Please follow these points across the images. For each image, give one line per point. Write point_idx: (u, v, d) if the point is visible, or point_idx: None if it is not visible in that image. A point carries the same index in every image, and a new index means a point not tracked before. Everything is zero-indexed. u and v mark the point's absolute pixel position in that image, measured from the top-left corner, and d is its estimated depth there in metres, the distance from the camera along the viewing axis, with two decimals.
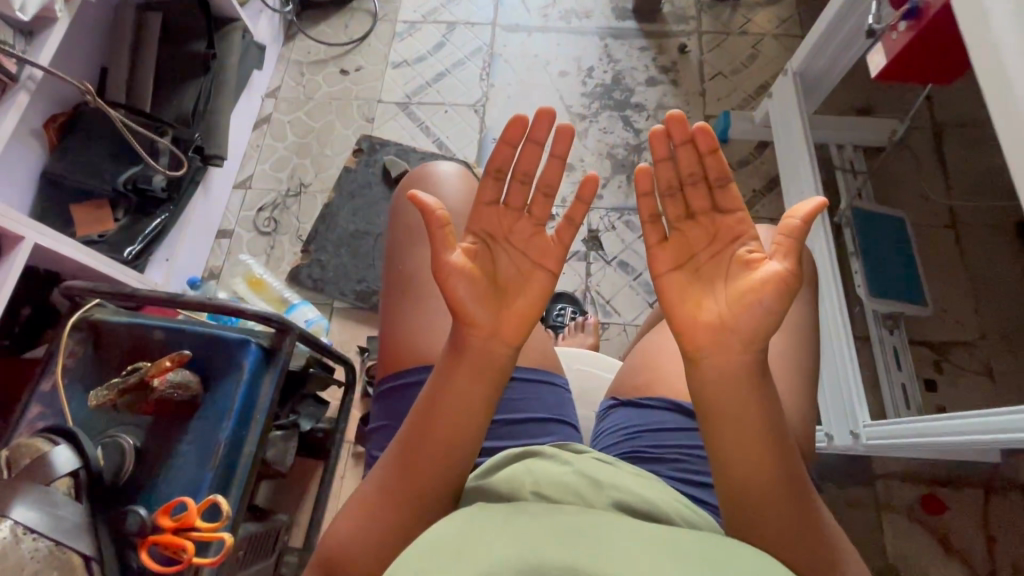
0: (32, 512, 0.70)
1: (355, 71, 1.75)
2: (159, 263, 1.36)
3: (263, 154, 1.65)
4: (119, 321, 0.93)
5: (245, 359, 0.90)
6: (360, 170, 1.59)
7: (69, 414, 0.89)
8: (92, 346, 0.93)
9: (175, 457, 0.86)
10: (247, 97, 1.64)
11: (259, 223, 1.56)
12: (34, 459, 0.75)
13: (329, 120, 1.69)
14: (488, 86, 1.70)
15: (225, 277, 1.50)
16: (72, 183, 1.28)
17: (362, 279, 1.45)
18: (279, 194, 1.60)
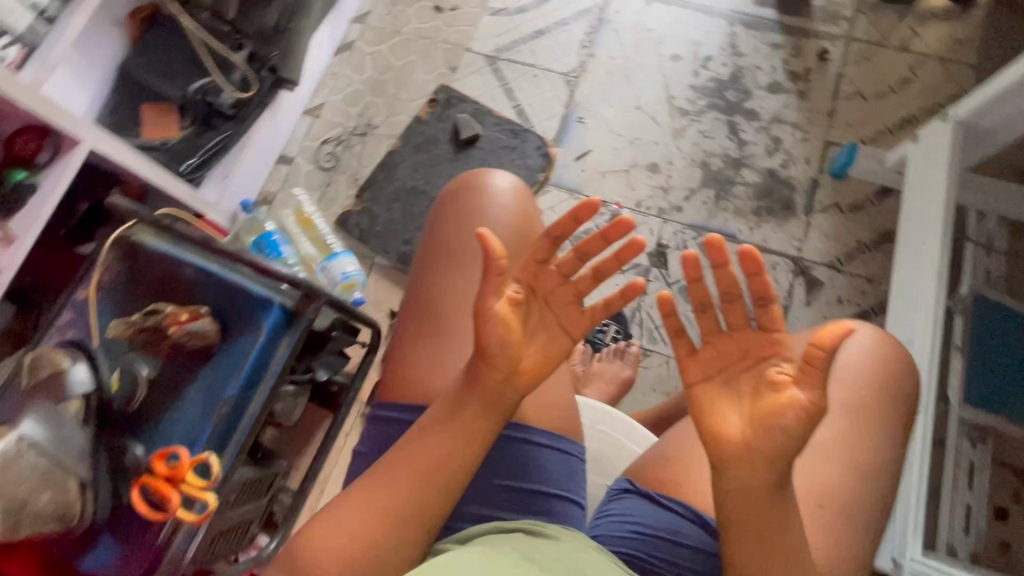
0: (38, 428, 0.72)
1: (450, 10, 1.61)
2: (216, 182, 1.35)
3: (338, 84, 1.58)
4: (155, 248, 0.91)
5: (267, 319, 0.88)
6: (432, 123, 1.49)
7: (95, 328, 0.89)
8: (128, 266, 0.92)
9: (183, 400, 0.86)
10: (334, 19, 1.55)
11: (321, 157, 1.52)
12: (53, 374, 0.76)
13: (412, 61, 1.58)
14: (588, 55, 1.53)
15: (279, 206, 1.48)
16: (145, 83, 1.25)
17: (407, 241, 1.40)
18: (346, 130, 1.54)
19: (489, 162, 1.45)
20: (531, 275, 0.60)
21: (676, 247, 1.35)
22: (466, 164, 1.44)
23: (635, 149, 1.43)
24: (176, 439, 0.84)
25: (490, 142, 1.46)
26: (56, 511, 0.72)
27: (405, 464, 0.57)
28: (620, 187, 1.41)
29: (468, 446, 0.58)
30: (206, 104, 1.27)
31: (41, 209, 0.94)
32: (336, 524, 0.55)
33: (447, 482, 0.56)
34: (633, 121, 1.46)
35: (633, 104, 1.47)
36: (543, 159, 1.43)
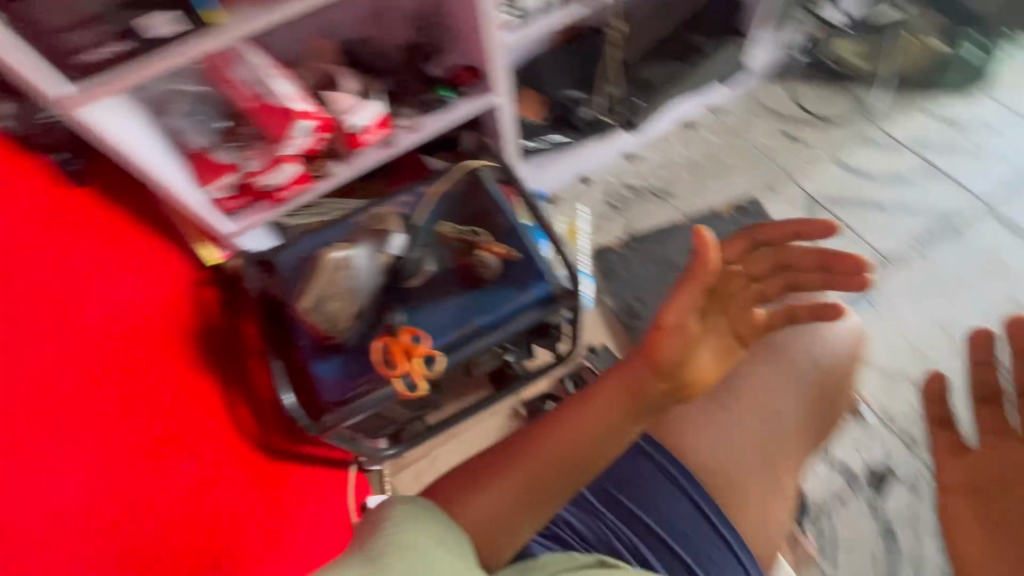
0: (358, 258, 0.97)
1: (799, 143, 1.66)
2: (532, 167, 1.57)
3: (663, 148, 1.72)
4: (490, 189, 1.10)
5: (534, 288, 1.00)
6: (724, 224, 1.56)
7: (416, 215, 1.08)
8: (465, 188, 1.11)
9: (440, 304, 0.99)
10: (696, 99, 1.69)
11: (613, 194, 1.66)
12: (383, 230, 1.01)
13: (737, 164, 1.65)
14: (917, 251, 1.46)
15: (558, 211, 1.65)
16: (538, 71, 1.50)
17: (641, 301, 1.46)
18: (646, 186, 1.67)
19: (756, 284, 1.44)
20: (726, 282, 0.70)
21: (901, 479, 1.24)
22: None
23: (913, 362, 1.32)
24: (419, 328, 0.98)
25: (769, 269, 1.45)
26: (330, 318, 0.94)
27: (543, 435, 0.64)
28: (878, 388, 1.31)
29: (604, 426, 0.63)
30: (568, 110, 1.51)
31: (441, 122, 1.19)
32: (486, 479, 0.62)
33: (578, 454, 0.63)
34: (926, 337, 1.35)
35: (936, 321, 1.37)
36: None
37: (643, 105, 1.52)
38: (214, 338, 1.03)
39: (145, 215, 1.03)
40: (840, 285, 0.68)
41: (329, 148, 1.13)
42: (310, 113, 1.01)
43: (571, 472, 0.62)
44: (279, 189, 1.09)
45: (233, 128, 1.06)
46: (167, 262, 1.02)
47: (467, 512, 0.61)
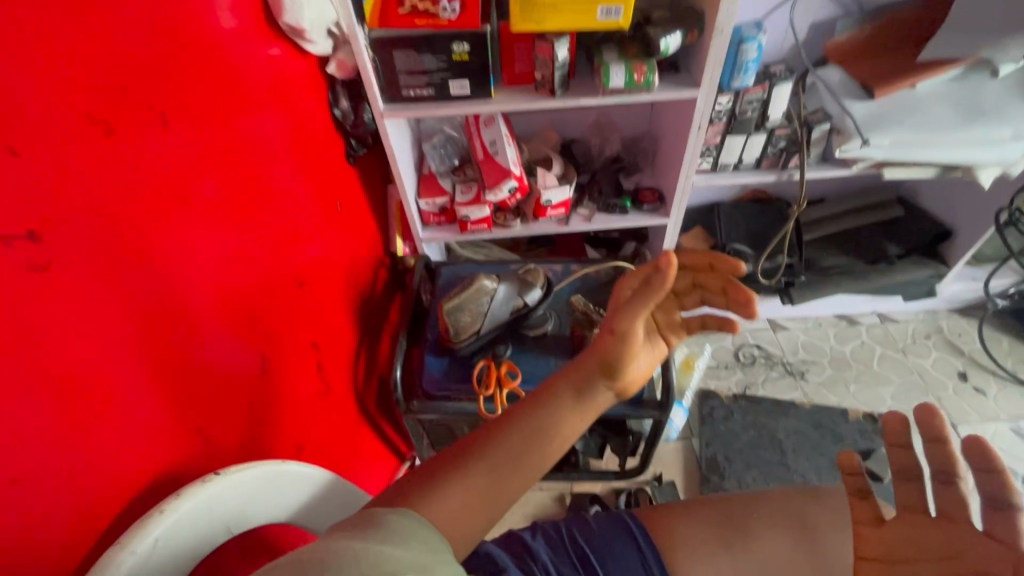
0: (500, 291, 1.12)
1: (973, 388, 1.52)
2: None
3: (813, 330, 1.69)
4: None
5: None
6: (853, 427, 1.45)
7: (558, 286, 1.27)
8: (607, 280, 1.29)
9: (543, 359, 1.13)
10: (867, 300, 1.67)
11: (742, 353, 1.65)
12: (528, 281, 1.15)
13: (891, 379, 1.55)
14: None
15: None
16: (717, 217, 1.66)
17: (729, 459, 1.41)
18: (780, 359, 1.63)
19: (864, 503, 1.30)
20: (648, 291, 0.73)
21: None
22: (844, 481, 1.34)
23: None
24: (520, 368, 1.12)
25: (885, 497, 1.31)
26: (455, 328, 1.09)
27: (500, 437, 0.64)
28: None
29: (557, 424, 0.65)
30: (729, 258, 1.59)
31: (612, 222, 1.37)
32: (454, 487, 0.60)
33: (536, 446, 0.64)
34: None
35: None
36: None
37: (803, 281, 1.57)
38: (369, 304, 1.29)
39: (374, 204, 1.35)
40: (732, 311, 0.69)
41: (518, 207, 1.39)
42: (518, 177, 1.28)
43: (528, 470, 0.64)
44: (468, 222, 1.34)
45: (460, 168, 1.38)
46: (370, 243, 1.33)
47: (433, 510, 0.58)
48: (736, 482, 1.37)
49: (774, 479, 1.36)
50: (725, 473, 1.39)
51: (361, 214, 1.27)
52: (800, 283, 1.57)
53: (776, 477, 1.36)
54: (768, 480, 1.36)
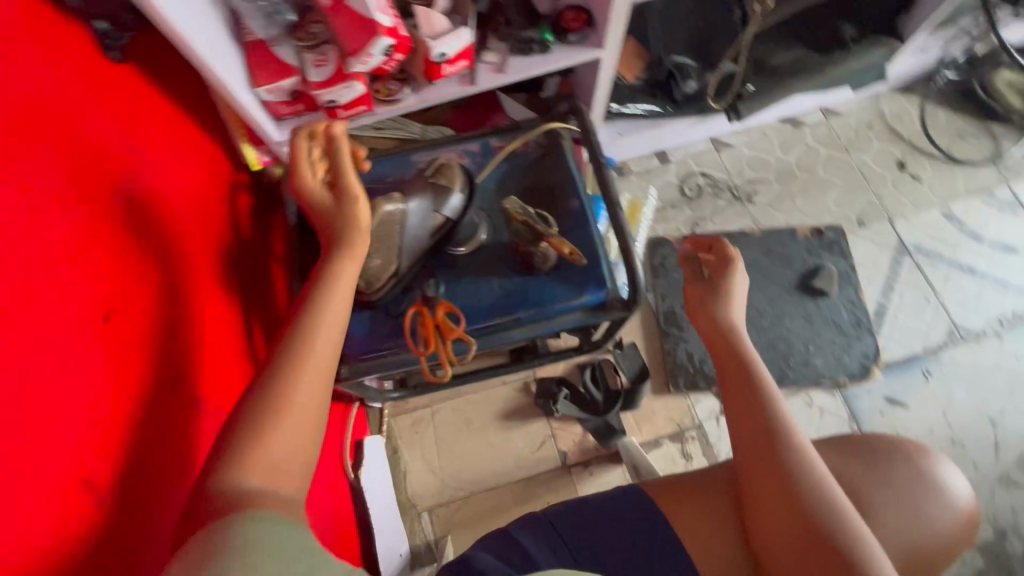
0: (414, 211, 0.86)
1: (910, 177, 1.48)
2: (611, 131, 1.42)
3: (757, 142, 1.54)
4: (567, 165, 0.99)
5: (587, 292, 0.91)
6: (800, 246, 1.41)
7: (481, 176, 1.00)
8: (540, 154, 1.02)
9: (483, 281, 0.92)
10: (812, 97, 1.50)
11: (687, 184, 1.51)
12: (446, 187, 0.88)
13: (834, 183, 1.49)
14: (993, 330, 1.33)
15: (623, 185, 1.51)
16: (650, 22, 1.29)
17: (686, 308, 1.37)
18: (725, 183, 1.51)
19: (813, 322, 1.34)
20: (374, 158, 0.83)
21: None
22: (794, 304, 1.36)
23: (948, 450, 1.24)
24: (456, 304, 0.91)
25: (830, 311, 1.35)
26: (369, 275, 0.85)
27: (282, 360, 0.60)
28: None
29: (325, 315, 0.64)
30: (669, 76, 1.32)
31: (532, 69, 1.03)
32: (264, 432, 0.56)
33: (316, 328, 0.62)
34: (971, 425, 1.26)
35: (985, 409, 1.27)
36: (860, 372, 1.30)
37: (752, 91, 1.33)
38: (238, 246, 0.95)
39: (191, 108, 0.92)
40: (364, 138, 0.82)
41: (402, 69, 1.00)
42: (394, 30, 0.87)
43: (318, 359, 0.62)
44: (339, 107, 0.97)
45: (301, 23, 0.91)
46: (207, 163, 0.94)
47: (249, 464, 0.54)
48: (693, 329, 1.35)
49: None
50: (682, 322, 1.36)
51: (175, 130, 0.86)
52: (750, 93, 1.33)
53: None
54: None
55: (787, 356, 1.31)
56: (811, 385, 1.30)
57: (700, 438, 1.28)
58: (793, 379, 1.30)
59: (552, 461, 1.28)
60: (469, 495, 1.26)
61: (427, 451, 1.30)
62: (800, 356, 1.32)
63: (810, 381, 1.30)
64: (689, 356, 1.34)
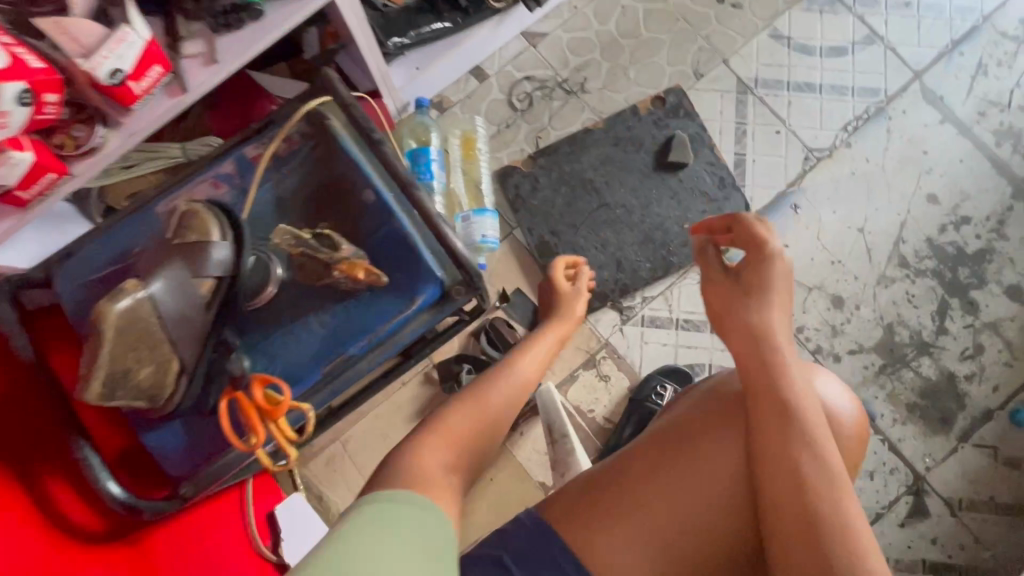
0: (166, 290, 0.68)
1: (731, 6, 1.38)
2: (407, 67, 1.20)
3: (571, 21, 1.37)
4: (345, 149, 0.82)
5: (419, 291, 0.79)
6: (646, 123, 1.31)
7: (249, 202, 0.82)
8: (309, 147, 0.84)
9: (301, 325, 0.79)
10: None
11: (514, 95, 1.35)
12: (199, 242, 0.71)
13: (661, 40, 1.37)
14: (843, 141, 1.32)
15: (448, 121, 1.33)
16: None
17: (556, 232, 1.27)
18: (553, 80, 1.35)
19: (680, 198, 1.28)
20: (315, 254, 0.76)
21: None
22: (657, 187, 1.29)
23: (831, 273, 1.27)
24: (281, 366, 0.78)
25: (693, 180, 1.29)
26: (149, 389, 0.68)
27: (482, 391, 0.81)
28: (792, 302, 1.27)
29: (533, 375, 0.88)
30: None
31: (251, 47, 0.80)
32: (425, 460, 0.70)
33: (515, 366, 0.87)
34: (844, 241, 1.29)
35: (854, 220, 1.29)
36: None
37: None
38: None
39: None
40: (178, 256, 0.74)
41: (80, 106, 0.76)
42: (16, 69, 0.64)
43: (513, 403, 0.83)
44: (17, 189, 0.72)
45: None
46: None
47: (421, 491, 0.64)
48: (569, 251, 1.27)
49: (601, 225, 1.27)
50: (557, 248, 1.27)
51: None
52: None
53: (603, 220, 1.27)
54: (596, 231, 1.27)
55: (666, 243, 1.27)
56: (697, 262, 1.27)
57: (611, 355, 1.25)
58: (678, 263, 1.27)
59: None
60: None
61: (352, 481, 1.21)
62: (678, 237, 1.27)
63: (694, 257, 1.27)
64: None
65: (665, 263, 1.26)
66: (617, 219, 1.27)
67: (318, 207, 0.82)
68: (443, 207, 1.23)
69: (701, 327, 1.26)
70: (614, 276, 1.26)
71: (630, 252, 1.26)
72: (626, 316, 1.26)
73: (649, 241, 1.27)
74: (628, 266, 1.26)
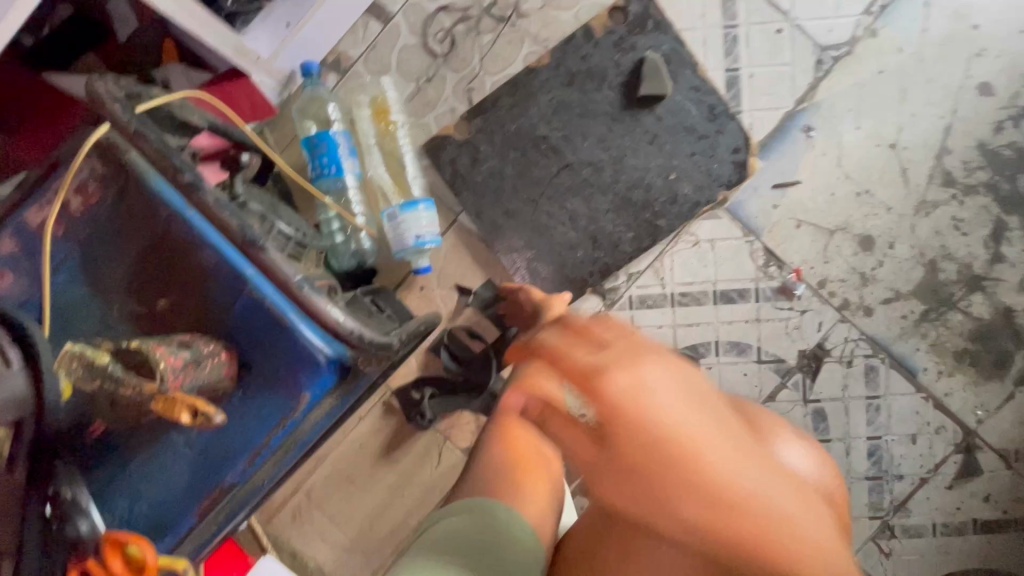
0: None
1: None
2: (275, 26, 0.90)
3: None
4: (162, 195, 0.57)
5: (308, 381, 0.56)
6: (605, 47, 1.00)
7: (50, 289, 0.58)
8: (114, 197, 0.58)
9: (162, 449, 0.58)
10: None
11: (431, 35, 1.03)
12: None
13: None
14: (866, 27, 1.01)
15: (352, 87, 1.03)
16: None
17: (510, 212, 1.02)
18: (478, 6, 1.02)
19: (660, 142, 1.00)
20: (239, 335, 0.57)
21: (838, 358, 1.04)
22: (629, 131, 1.00)
23: (857, 207, 1.02)
24: (148, 505, 0.59)
25: (675, 116, 1.00)
26: None
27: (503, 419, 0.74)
28: (811, 251, 1.03)
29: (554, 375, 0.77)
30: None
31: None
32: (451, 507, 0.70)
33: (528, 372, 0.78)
34: (872, 163, 1.02)
35: (883, 134, 1.01)
36: (734, 172, 1.01)
37: None
38: None
39: None
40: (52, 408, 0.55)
41: None
42: None
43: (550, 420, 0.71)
44: None
45: None
46: None
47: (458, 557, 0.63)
48: (530, 233, 1.02)
49: (565, 194, 1.01)
50: (512, 231, 1.02)
51: None
52: None
53: (566, 188, 1.01)
54: (559, 202, 1.01)
55: (649, 204, 1.01)
56: (688, 221, 1.02)
57: None
58: (665, 226, 1.02)
59: (459, 466, 1.05)
60: (398, 551, 1.06)
61: (325, 534, 1.07)
62: (662, 192, 1.01)
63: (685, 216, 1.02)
64: (543, 268, 1.02)
65: (651, 230, 1.01)
66: (584, 183, 1.01)
67: (144, 284, 0.58)
68: (362, 203, 0.98)
69: (702, 299, 1.04)
70: (590, 256, 1.02)
71: (605, 221, 1.01)
72: (610, 301, 1.04)
73: (626, 205, 1.01)
74: (605, 240, 1.01)
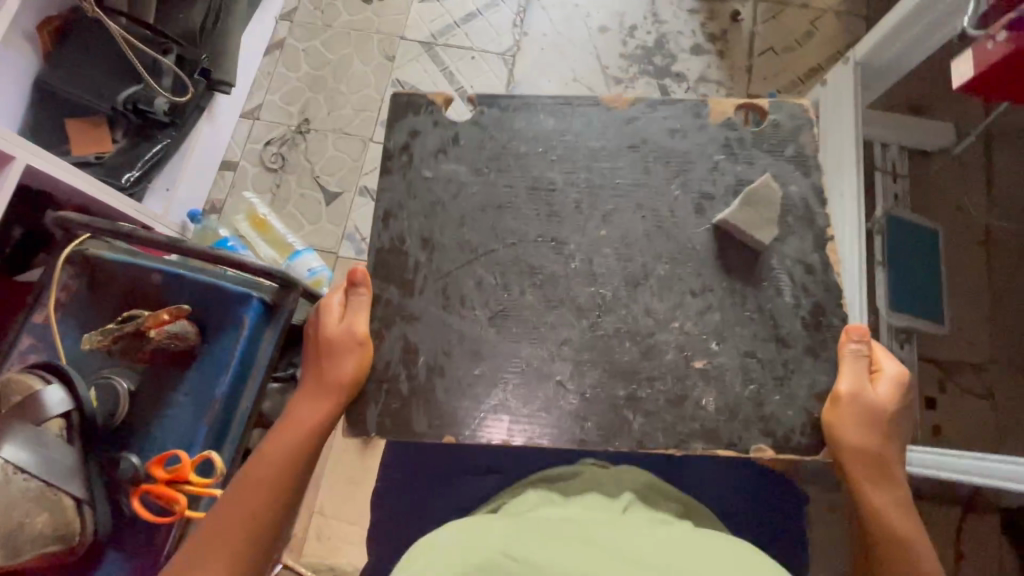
0: (22, 453, 0.77)
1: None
2: (160, 194, 1.36)
3: (274, 85, 1.62)
4: (116, 259, 0.98)
5: (218, 385, 0.94)
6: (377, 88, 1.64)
7: (63, 349, 0.97)
8: (87, 283, 0.99)
9: (171, 405, 0.93)
10: (259, 19, 1.59)
11: (266, 159, 1.56)
12: (27, 398, 0.80)
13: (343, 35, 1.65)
14: (521, 34, 1.60)
15: (232, 208, 1.52)
16: (68, 97, 1.26)
17: (416, 318, 0.76)
18: (290, 130, 1.58)
19: (757, 284, 0.75)
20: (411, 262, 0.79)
21: None
22: (725, 276, 0.76)
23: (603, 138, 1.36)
24: (173, 436, 0.92)
25: (783, 212, 0.78)
26: (55, 531, 0.80)
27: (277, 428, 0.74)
28: None
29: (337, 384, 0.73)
30: (138, 113, 1.30)
31: None
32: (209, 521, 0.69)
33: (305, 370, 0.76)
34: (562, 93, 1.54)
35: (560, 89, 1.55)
36: (809, 337, 0.74)
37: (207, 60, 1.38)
38: None
39: None
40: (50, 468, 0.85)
41: None
42: None
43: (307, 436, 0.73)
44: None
45: None
46: None
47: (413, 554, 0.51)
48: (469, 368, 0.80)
49: (539, 317, 0.75)
50: (417, 408, 0.74)
51: None
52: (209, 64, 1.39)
53: (530, 306, 0.76)
54: (508, 306, 0.76)
55: None
56: (707, 425, 0.72)
57: None
58: (650, 404, 0.73)
59: None
60: None
61: None
62: (678, 357, 0.74)
63: (720, 398, 0.72)
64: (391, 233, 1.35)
65: (631, 404, 0.73)
66: (554, 281, 0.77)
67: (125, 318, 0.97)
68: None
69: None
70: None
71: (552, 388, 0.73)
72: None
73: (609, 371, 0.74)
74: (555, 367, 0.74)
